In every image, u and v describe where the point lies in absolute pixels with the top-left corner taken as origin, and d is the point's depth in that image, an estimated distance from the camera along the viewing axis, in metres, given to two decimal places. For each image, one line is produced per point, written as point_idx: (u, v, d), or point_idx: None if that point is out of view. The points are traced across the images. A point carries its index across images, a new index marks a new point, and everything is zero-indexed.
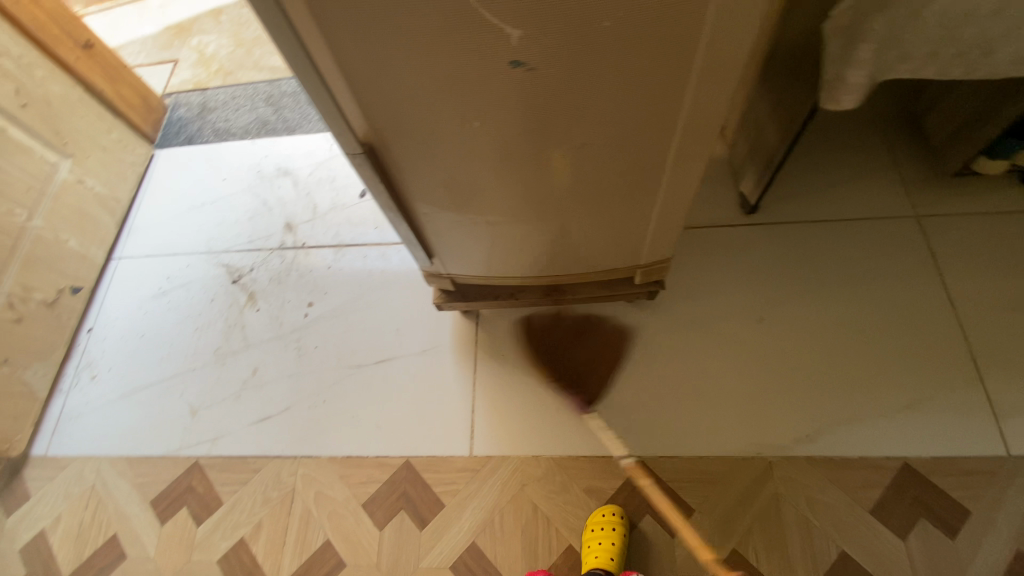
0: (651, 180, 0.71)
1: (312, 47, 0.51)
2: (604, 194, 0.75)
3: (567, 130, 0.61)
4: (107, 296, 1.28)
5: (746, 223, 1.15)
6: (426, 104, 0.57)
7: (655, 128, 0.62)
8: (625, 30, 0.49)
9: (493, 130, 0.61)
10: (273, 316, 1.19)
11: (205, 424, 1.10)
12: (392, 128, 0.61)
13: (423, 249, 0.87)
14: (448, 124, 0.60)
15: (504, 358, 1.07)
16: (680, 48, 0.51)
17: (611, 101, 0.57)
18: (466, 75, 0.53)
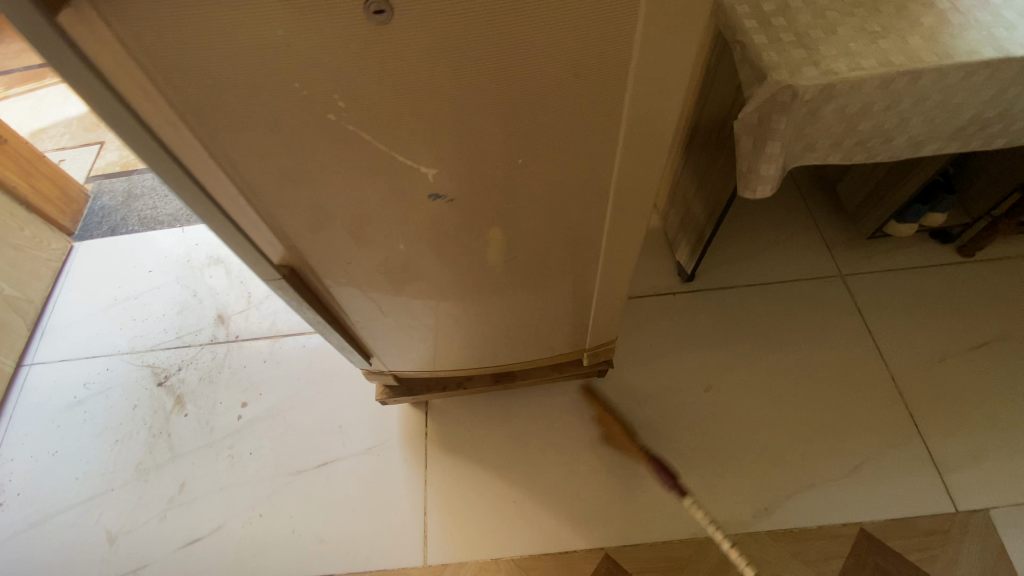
0: (583, 276, 0.72)
1: (222, 183, 0.48)
2: (541, 290, 0.74)
3: (495, 241, 0.61)
4: (14, 409, 1.14)
5: (686, 291, 1.18)
6: (348, 227, 0.55)
7: (583, 233, 0.63)
8: (544, 159, 0.50)
9: (420, 245, 0.60)
10: (203, 420, 1.10)
11: (125, 553, 0.98)
12: (314, 247, 0.58)
13: (360, 352, 0.83)
14: (373, 241, 0.58)
15: (455, 449, 1.03)
16: (598, 169, 0.52)
17: (537, 215, 0.58)
18: (384, 202, 0.52)
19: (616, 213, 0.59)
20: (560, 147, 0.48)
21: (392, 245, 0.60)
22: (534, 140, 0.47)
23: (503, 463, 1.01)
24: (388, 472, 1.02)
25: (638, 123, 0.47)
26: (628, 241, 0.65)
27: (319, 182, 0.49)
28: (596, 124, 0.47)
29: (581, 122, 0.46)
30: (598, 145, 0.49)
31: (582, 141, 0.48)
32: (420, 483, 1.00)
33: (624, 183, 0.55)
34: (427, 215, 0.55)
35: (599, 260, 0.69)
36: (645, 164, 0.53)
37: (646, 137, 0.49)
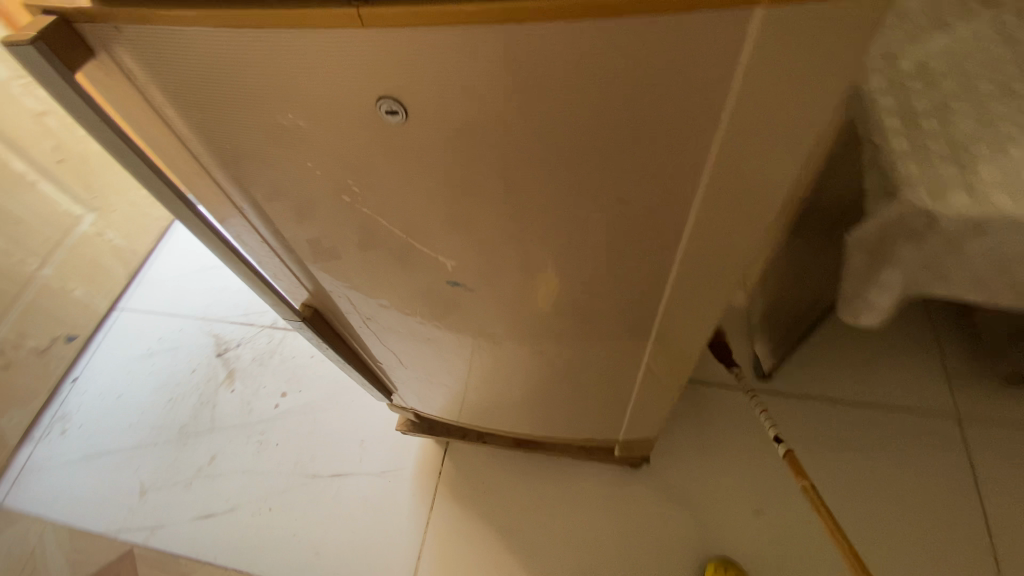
0: (624, 371, 0.64)
1: (251, 222, 0.47)
2: (575, 374, 0.67)
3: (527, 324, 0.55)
4: (100, 347, 1.27)
5: (756, 389, 1.04)
6: (371, 279, 0.53)
7: (627, 333, 0.55)
8: (584, 260, 0.43)
9: (445, 309, 0.56)
10: (245, 400, 1.15)
11: (150, 508, 1.04)
12: (338, 291, 0.56)
13: (381, 388, 0.81)
14: (397, 297, 0.55)
15: (464, 498, 0.98)
16: (650, 278, 0.45)
17: (574, 307, 0.51)
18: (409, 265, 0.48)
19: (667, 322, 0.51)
20: (604, 251, 0.42)
21: (417, 304, 0.57)
22: (574, 241, 0.41)
23: (507, 528, 0.94)
24: (394, 502, 1.00)
25: (703, 243, 0.40)
26: (680, 350, 0.57)
27: (343, 238, 0.46)
28: (650, 238, 0.40)
29: (632, 233, 0.39)
30: (651, 256, 0.42)
31: (631, 249, 0.41)
32: (421, 523, 0.97)
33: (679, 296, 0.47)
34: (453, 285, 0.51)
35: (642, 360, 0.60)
36: (707, 282, 0.44)
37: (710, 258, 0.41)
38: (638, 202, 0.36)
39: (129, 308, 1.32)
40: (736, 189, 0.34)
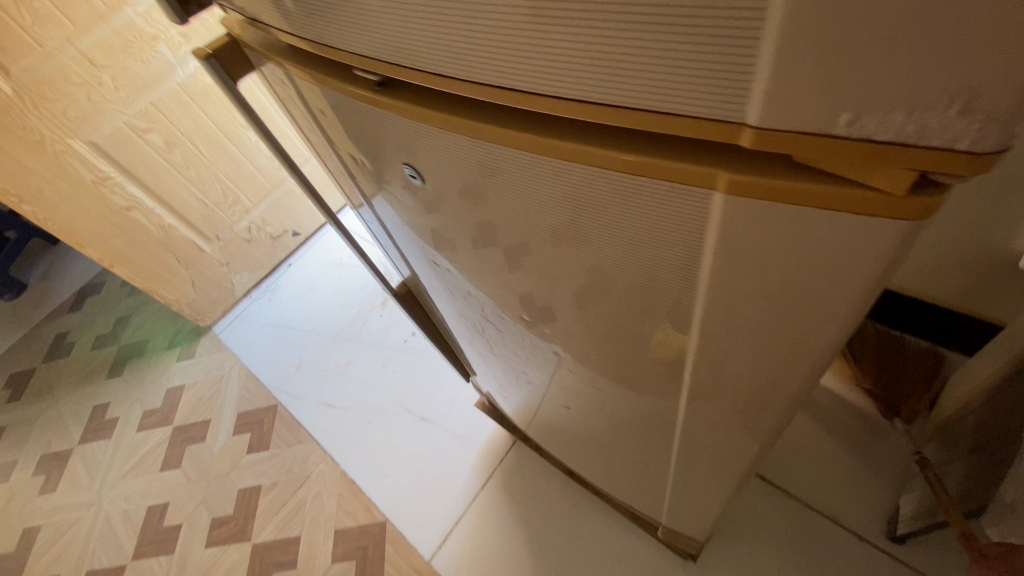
0: (669, 458, 0.58)
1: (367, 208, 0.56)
2: (623, 437, 0.63)
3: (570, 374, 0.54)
4: (312, 247, 1.61)
5: (879, 548, 0.83)
6: (450, 279, 0.57)
7: (666, 422, 0.50)
8: (609, 338, 0.41)
9: (505, 327, 0.58)
10: (387, 328, 1.36)
11: (298, 380, 1.33)
12: (430, 279, 0.62)
13: (463, 368, 0.87)
14: (470, 301, 0.60)
15: (511, 493, 1.01)
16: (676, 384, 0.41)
17: (611, 373, 0.49)
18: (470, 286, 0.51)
19: (702, 428, 0.46)
20: (629, 342, 0.39)
21: (485, 310, 0.60)
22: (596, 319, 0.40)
23: (536, 541, 0.96)
24: (456, 465, 1.08)
25: (719, 375, 0.35)
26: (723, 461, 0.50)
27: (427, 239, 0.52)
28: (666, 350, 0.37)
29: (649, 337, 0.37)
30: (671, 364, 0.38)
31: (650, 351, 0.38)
32: (468, 495, 1.04)
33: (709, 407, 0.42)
34: (509, 306, 0.53)
35: (684, 455, 0.54)
36: (738, 409, 0.39)
37: (737, 389, 0.36)
38: (645, 315, 0.34)
39: None
40: (744, 343, 0.30)
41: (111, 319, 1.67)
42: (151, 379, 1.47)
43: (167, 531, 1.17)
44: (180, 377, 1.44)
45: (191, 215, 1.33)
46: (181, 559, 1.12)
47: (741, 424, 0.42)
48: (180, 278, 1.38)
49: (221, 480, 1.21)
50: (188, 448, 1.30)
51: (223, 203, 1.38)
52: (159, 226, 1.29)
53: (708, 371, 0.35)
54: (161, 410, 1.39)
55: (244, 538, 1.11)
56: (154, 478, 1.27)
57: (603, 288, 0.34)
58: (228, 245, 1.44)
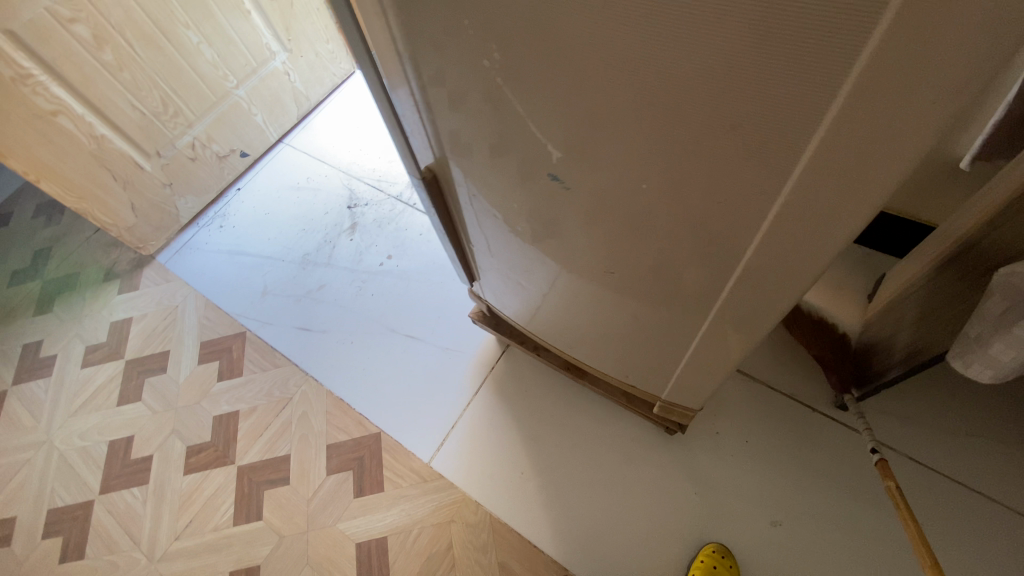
0: (684, 335, 0.64)
1: (394, 81, 0.53)
2: (631, 321, 0.69)
3: (605, 256, 0.56)
4: (263, 169, 1.50)
5: (827, 415, 0.97)
6: (480, 166, 0.56)
7: (696, 297, 0.53)
8: (667, 201, 0.41)
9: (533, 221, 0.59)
10: (359, 251, 1.32)
11: (266, 307, 1.27)
12: (457, 168, 0.60)
13: (467, 271, 0.89)
14: (497, 191, 0.59)
15: (504, 396, 1.08)
16: (732, 243, 0.42)
17: (647, 250, 0.51)
18: (513, 170, 0.52)
19: (734, 297, 0.49)
20: (695, 201, 0.39)
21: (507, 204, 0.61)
22: (662, 174, 0.39)
23: (531, 436, 1.03)
24: (449, 377, 1.12)
25: (791, 221, 0.36)
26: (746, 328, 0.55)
27: (462, 121, 0.50)
28: (742, 197, 0.36)
29: (726, 186, 0.36)
30: (736, 219, 0.39)
31: (719, 205, 0.38)
32: (463, 402, 1.09)
33: (758, 269, 0.43)
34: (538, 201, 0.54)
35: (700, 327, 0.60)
36: (788, 266, 0.41)
37: (803, 237, 0.37)
38: (737, 151, 0.33)
39: (291, 145, 1.53)
40: (846, 167, 0.30)
41: (28, 253, 1.50)
42: (90, 313, 1.34)
43: (137, 463, 1.12)
44: (124, 310, 1.33)
45: (126, 126, 1.19)
46: (159, 488, 1.08)
47: (777, 289, 0.45)
48: (118, 199, 1.25)
49: (192, 409, 1.16)
50: (147, 380, 1.21)
51: (164, 115, 1.24)
52: (91, 136, 1.15)
53: (788, 212, 0.35)
54: (107, 345, 1.28)
55: (228, 462, 1.09)
56: (111, 412, 1.19)
57: (697, 127, 0.33)
58: (170, 163, 1.30)
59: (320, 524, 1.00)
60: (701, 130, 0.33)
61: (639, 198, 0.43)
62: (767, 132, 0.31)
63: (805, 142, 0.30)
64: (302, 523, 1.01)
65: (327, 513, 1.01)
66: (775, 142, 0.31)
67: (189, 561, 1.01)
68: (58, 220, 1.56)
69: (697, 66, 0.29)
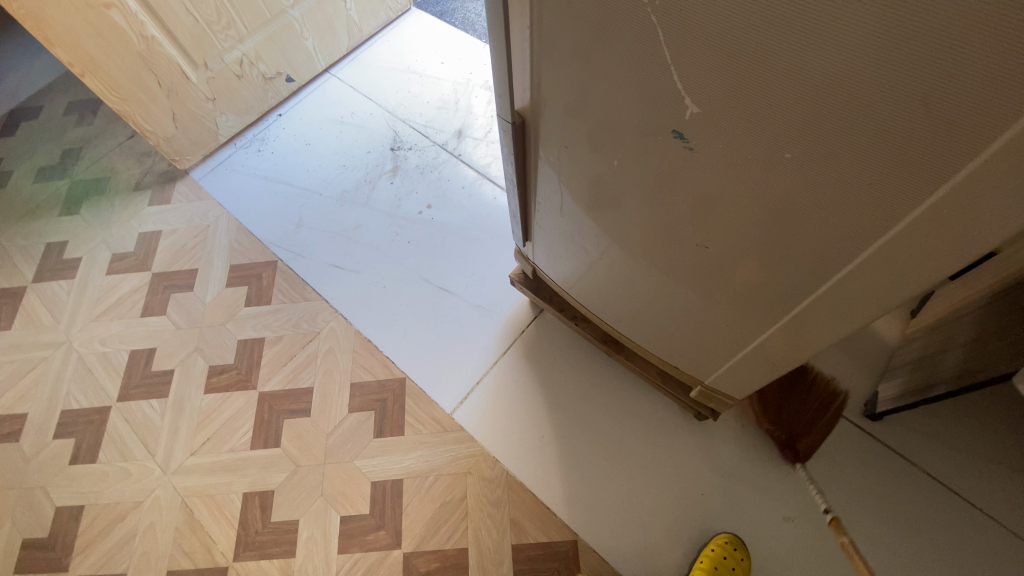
0: (752, 327, 0.62)
1: (513, 13, 0.50)
2: (692, 305, 0.68)
3: (691, 231, 0.55)
4: (306, 98, 1.45)
5: (853, 422, 0.97)
6: (579, 118, 0.54)
7: (788, 286, 0.51)
8: (803, 179, 0.39)
9: (625, 185, 0.57)
10: (398, 195, 1.29)
11: (299, 238, 1.25)
12: (551, 117, 0.57)
13: (523, 229, 0.88)
14: (589, 151, 0.57)
15: (532, 360, 1.07)
16: (861, 232, 0.39)
17: (746, 232, 0.48)
18: (618, 129, 0.50)
19: (838, 288, 0.46)
20: (828, 186, 0.38)
21: (594, 164, 0.59)
22: (808, 147, 0.36)
23: (555, 403, 1.03)
24: (478, 333, 1.12)
25: (947, 213, 0.34)
26: (834, 327, 0.52)
27: (580, 67, 0.48)
28: (894, 183, 0.34)
29: (884, 168, 0.33)
30: (879, 205, 0.36)
31: (862, 188, 0.36)
32: (490, 360, 1.08)
33: (880, 263, 0.41)
34: (642, 163, 0.51)
35: (779, 320, 0.57)
36: (918, 264, 0.39)
37: (954, 231, 0.35)
38: (912, 135, 0.31)
39: (338, 77, 1.48)
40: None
41: (57, 150, 1.46)
42: (118, 221, 1.32)
43: (157, 376, 1.12)
44: (153, 222, 1.30)
45: (178, 31, 1.15)
46: (178, 403, 1.09)
47: (892, 286, 0.43)
48: (160, 107, 1.22)
49: (216, 329, 1.15)
50: (173, 295, 1.20)
51: (217, 25, 1.19)
52: (141, 36, 1.10)
53: (949, 203, 0.33)
54: (134, 255, 1.26)
55: (249, 386, 1.09)
56: (134, 322, 1.18)
57: (870, 102, 0.31)
58: (216, 77, 1.26)
59: (337, 459, 1.01)
60: (879, 102, 0.30)
61: (764, 172, 0.41)
62: (964, 113, 0.28)
63: (1005, 127, 0.27)
64: (319, 456, 1.01)
65: (345, 449, 1.01)
66: (967, 123, 0.28)
67: (203, 477, 1.01)
68: (89, 120, 1.51)
69: (903, 29, 0.26)
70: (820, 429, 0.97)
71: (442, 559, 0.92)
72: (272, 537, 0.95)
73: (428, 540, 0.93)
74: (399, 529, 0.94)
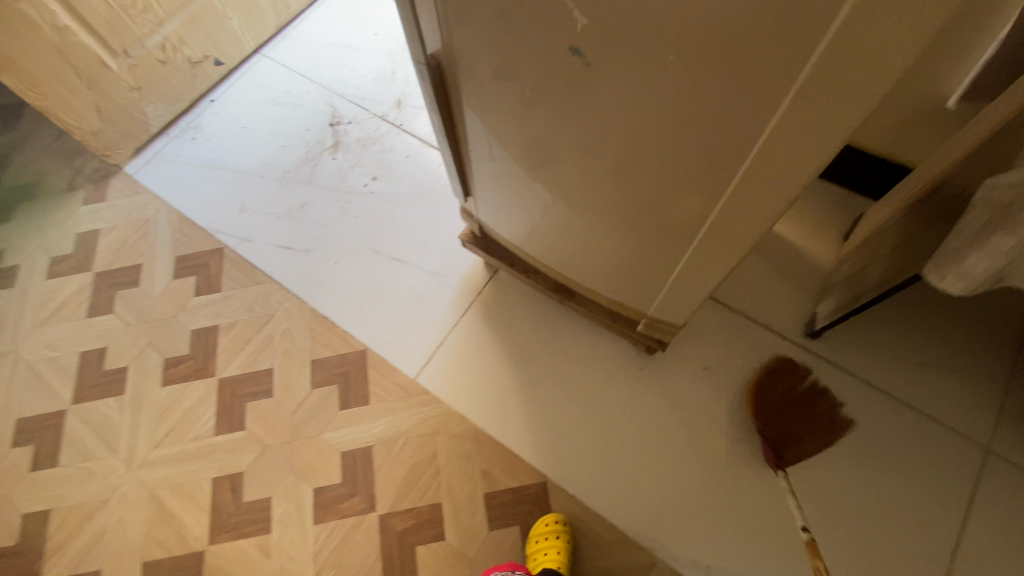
0: (681, 251, 0.65)
1: None
2: (622, 237, 0.70)
3: (608, 157, 0.56)
4: (238, 81, 1.41)
5: (798, 343, 1.02)
6: (486, 53, 0.53)
7: (699, 198, 0.54)
8: (690, 81, 0.41)
9: (538, 122, 0.58)
10: (342, 170, 1.28)
11: (244, 223, 1.22)
12: (463, 62, 0.57)
13: (462, 185, 0.87)
14: (501, 93, 0.58)
15: (489, 318, 1.09)
16: (747, 125, 0.42)
17: (654, 149, 0.51)
18: (523, 58, 0.50)
19: (740, 192, 0.49)
20: (715, 79, 0.40)
21: (507, 104, 0.58)
22: (686, 44, 0.39)
23: (517, 358, 1.05)
24: (435, 298, 1.12)
25: (815, 92, 0.36)
26: (743, 234, 0.55)
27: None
28: (767, 66, 0.36)
29: (757, 48, 0.36)
30: (758, 93, 0.39)
31: (743, 75, 0.38)
32: (449, 323, 1.10)
33: (770, 157, 0.43)
34: (551, 94, 0.52)
35: (700, 238, 0.60)
36: (800, 150, 0.41)
37: (822, 111, 0.37)
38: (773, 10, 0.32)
39: (269, 57, 1.44)
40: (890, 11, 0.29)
41: None
42: (53, 223, 1.27)
43: (111, 374, 1.09)
44: (90, 221, 1.26)
45: (91, 17, 1.10)
46: (135, 399, 1.07)
47: (785, 179, 0.45)
48: (82, 99, 1.17)
49: (168, 322, 1.13)
50: (119, 292, 1.17)
51: (132, 9, 1.14)
52: (53, 26, 1.05)
53: (814, 79, 0.35)
54: (73, 257, 1.22)
55: (208, 374, 1.07)
56: (81, 323, 1.15)
57: None
58: (138, 64, 1.22)
59: (305, 434, 1.01)
60: None
61: (656, 81, 0.43)
62: None
63: None
64: (286, 433, 1.01)
65: (312, 424, 1.02)
66: None
67: (170, 468, 1.00)
68: (11, 124, 1.45)
69: None
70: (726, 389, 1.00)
71: (417, 517, 0.94)
72: (246, 517, 0.96)
73: (403, 499, 0.95)
74: (373, 494, 0.96)
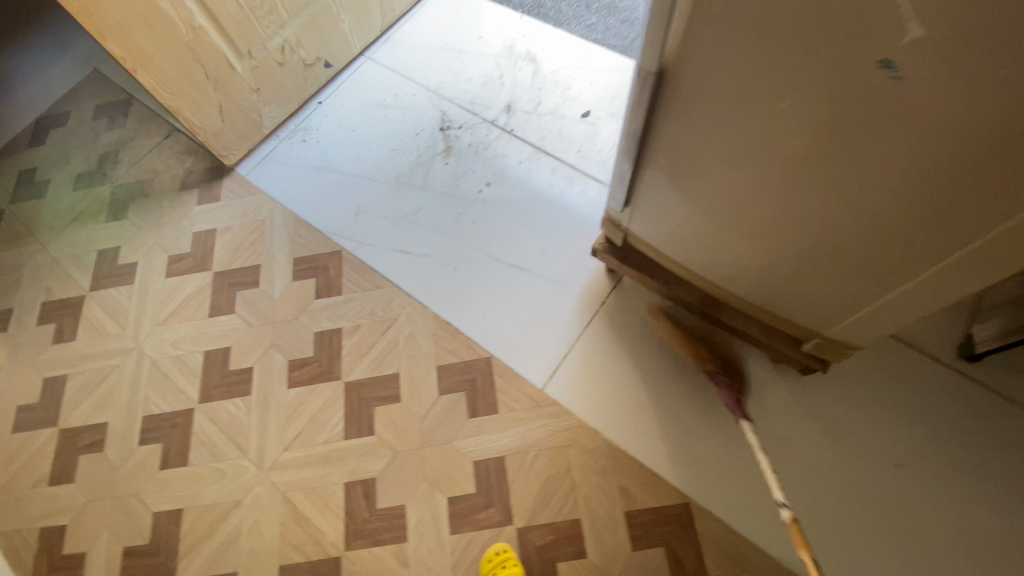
0: (902, 269, 0.61)
1: None
2: (834, 252, 0.66)
3: (868, 168, 0.52)
4: (344, 84, 1.42)
5: (947, 365, 0.98)
6: (741, 66, 0.49)
7: (983, 210, 0.49)
8: None
9: (784, 134, 0.54)
10: (455, 176, 1.27)
11: (360, 227, 1.23)
12: (698, 74, 0.54)
13: (622, 195, 0.83)
14: (741, 101, 0.53)
15: (617, 329, 1.06)
16: None
17: (942, 167, 0.46)
18: (801, 69, 0.46)
19: None
20: None
21: (745, 116, 0.55)
22: None
23: (648, 371, 1.02)
24: (558, 307, 1.10)
25: None
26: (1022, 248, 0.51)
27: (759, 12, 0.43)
28: None
29: None
30: None
31: None
32: (574, 334, 1.07)
33: None
34: (819, 105, 0.48)
35: (945, 254, 0.57)
36: None
37: None
38: None
39: (374, 60, 1.44)
40: None
41: (93, 156, 1.44)
42: (168, 221, 1.29)
43: (236, 374, 1.10)
44: (206, 221, 1.27)
45: (223, 17, 1.11)
46: (263, 400, 1.07)
47: None
48: (208, 100, 1.18)
49: (291, 323, 1.13)
50: (240, 293, 1.18)
51: (260, 11, 1.15)
52: (189, 26, 1.07)
53: None
54: (192, 256, 1.24)
55: (334, 377, 1.08)
56: (204, 322, 1.16)
57: None
58: (260, 65, 1.22)
59: (435, 442, 1.00)
60: None
61: (1001, 97, 0.39)
62: None
63: None
64: (416, 440, 1.01)
65: (442, 432, 1.01)
66: None
67: (301, 471, 1.01)
68: (121, 122, 1.48)
69: None
70: (872, 411, 0.97)
71: (556, 532, 0.92)
72: (381, 524, 0.95)
73: (540, 513, 0.93)
74: (509, 506, 0.94)
